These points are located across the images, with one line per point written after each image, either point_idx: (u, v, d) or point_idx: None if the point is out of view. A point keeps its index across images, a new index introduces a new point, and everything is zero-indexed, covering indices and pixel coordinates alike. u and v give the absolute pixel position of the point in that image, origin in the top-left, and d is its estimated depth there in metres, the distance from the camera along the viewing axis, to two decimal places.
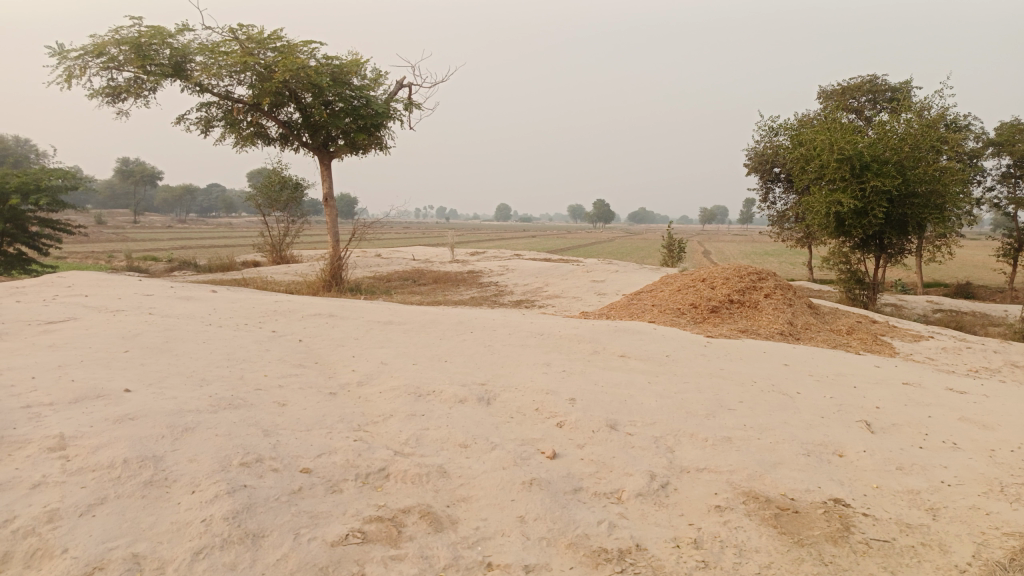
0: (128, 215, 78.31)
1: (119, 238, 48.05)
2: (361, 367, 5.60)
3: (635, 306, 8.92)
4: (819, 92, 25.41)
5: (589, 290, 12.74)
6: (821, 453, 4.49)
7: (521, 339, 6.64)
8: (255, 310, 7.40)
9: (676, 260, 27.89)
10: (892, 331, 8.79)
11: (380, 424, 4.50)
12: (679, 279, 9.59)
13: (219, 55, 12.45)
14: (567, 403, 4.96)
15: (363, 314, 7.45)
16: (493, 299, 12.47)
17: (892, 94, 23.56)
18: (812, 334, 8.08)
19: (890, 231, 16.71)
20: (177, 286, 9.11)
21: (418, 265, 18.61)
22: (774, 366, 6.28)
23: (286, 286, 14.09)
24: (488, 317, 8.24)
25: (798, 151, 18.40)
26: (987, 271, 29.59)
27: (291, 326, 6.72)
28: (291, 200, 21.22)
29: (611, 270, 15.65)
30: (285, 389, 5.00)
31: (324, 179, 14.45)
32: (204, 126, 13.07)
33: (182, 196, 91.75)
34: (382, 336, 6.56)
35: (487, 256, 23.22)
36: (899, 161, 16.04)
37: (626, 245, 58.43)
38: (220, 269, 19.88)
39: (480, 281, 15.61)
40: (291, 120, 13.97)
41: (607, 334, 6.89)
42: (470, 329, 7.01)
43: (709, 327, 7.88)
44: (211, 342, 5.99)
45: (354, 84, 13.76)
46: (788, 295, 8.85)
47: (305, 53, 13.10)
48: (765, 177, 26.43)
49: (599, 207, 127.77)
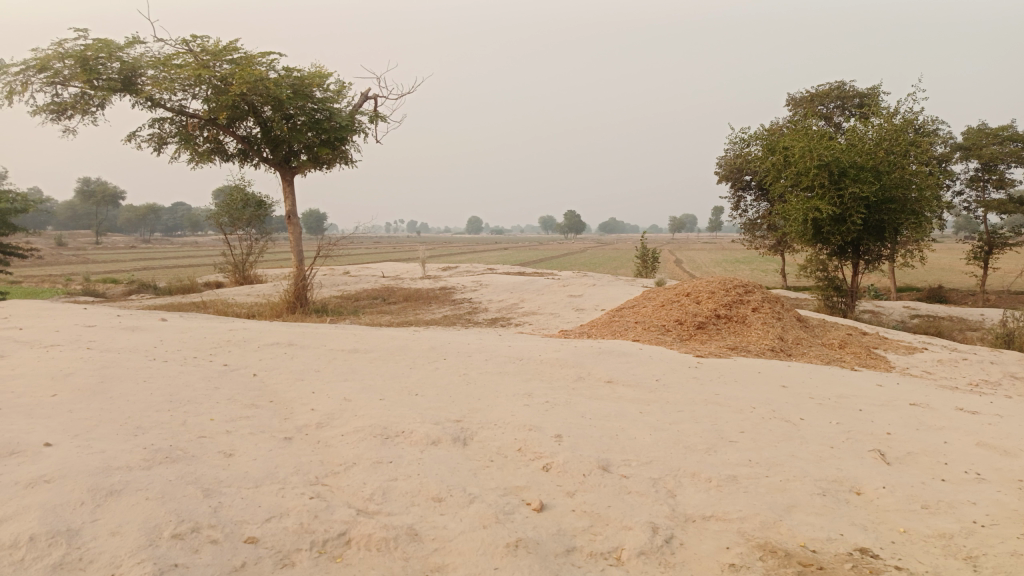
0: (90, 236, 76.44)
1: (80, 259, 46.84)
2: (321, 405, 5.03)
3: (616, 323, 8.45)
4: (787, 100, 25.39)
5: (567, 306, 12.26)
6: (838, 492, 4.03)
7: (498, 366, 6.13)
8: (208, 340, 6.80)
9: (650, 270, 27.62)
10: (885, 343, 8.42)
11: (341, 475, 3.94)
12: (662, 294, 9.15)
13: (172, 68, 11.81)
14: (552, 441, 4.44)
15: (326, 341, 6.88)
16: (467, 318, 11.94)
17: (861, 100, 23.55)
18: (804, 349, 7.67)
19: (867, 238, 16.53)
20: (125, 315, 8.43)
21: (388, 283, 17.99)
22: (772, 388, 5.84)
23: (248, 310, 13.39)
24: (463, 340, 7.69)
25: (772, 158, 18.20)
26: (958, 275, 29.67)
27: (246, 359, 6.13)
28: (255, 218, 20.49)
29: (588, 283, 15.21)
30: (233, 436, 4.41)
31: (287, 196, 13.82)
32: (157, 143, 12.37)
33: (146, 215, 89.89)
34: (346, 366, 6.01)
35: (459, 271, 22.66)
36: (875, 166, 15.88)
37: (597, 255, 58.45)
38: (181, 291, 19.09)
39: (453, 299, 15.07)
40: (250, 135, 13.32)
41: (591, 357, 6.40)
42: (444, 355, 6.48)
43: (696, 344, 7.44)
44: (152, 381, 5.37)
45: (316, 97, 13.19)
46: (777, 309, 8.44)
47: (263, 65, 12.51)
48: (737, 186, 26.30)
49: (570, 217, 127.91)
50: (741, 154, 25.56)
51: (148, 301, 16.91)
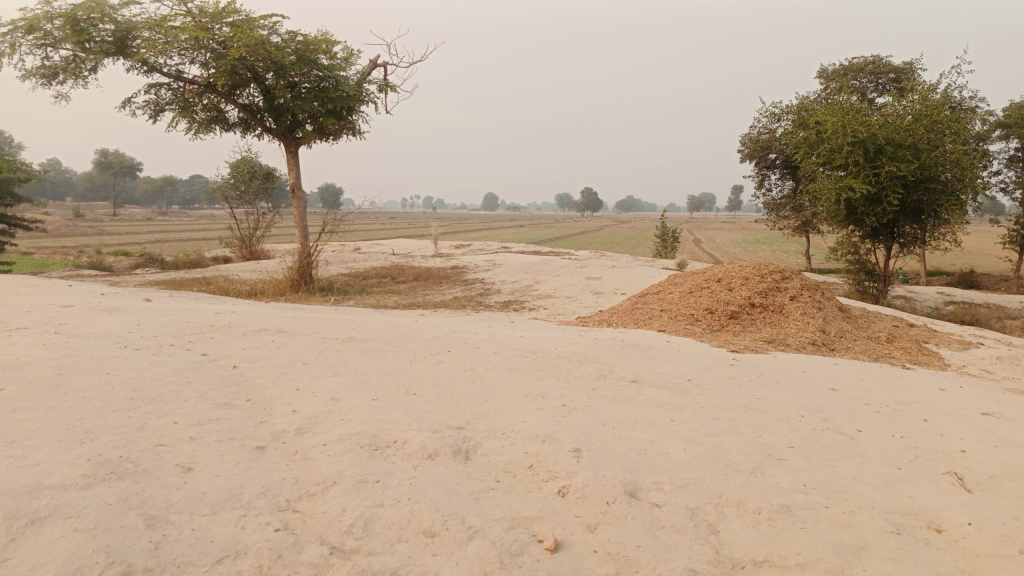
0: (107, 208, 76.50)
1: (95, 230, 46.55)
2: (305, 406, 4.39)
3: (640, 310, 7.75)
4: (818, 74, 24.37)
5: (584, 289, 11.55)
6: (915, 529, 3.32)
7: (508, 360, 5.45)
8: (190, 324, 6.16)
9: (669, 251, 26.79)
10: (935, 336, 7.64)
11: (317, 499, 3.29)
12: (690, 279, 8.40)
13: (169, 30, 11.13)
14: (570, 457, 3.77)
15: (318, 327, 6.22)
16: (478, 300, 11.26)
17: (896, 75, 22.52)
18: (848, 344, 6.92)
19: (904, 220, 15.64)
20: (109, 294, 7.82)
21: (398, 260, 17.34)
22: (819, 391, 5.13)
23: (249, 287, 12.78)
24: (471, 326, 7.00)
25: (802, 135, 17.29)
26: (990, 259, 28.59)
27: (228, 348, 5.50)
28: (262, 190, 19.88)
29: (607, 264, 14.48)
30: (197, 445, 3.77)
31: (291, 168, 13.15)
32: (154, 110, 11.70)
33: (163, 188, 89.70)
34: (338, 358, 5.36)
35: (471, 249, 21.96)
36: (915, 144, 14.98)
37: (614, 233, 57.56)
38: (186, 266, 18.55)
39: (464, 278, 14.38)
40: (253, 103, 12.63)
41: (613, 351, 5.71)
42: (448, 345, 5.81)
43: (729, 337, 6.72)
44: (117, 374, 4.73)
45: (321, 63, 12.47)
46: (817, 297, 7.67)
47: (265, 28, 11.80)
48: (761, 164, 25.35)
49: (588, 195, 126.54)
50: (767, 131, 24.56)
51: (151, 276, 16.39)
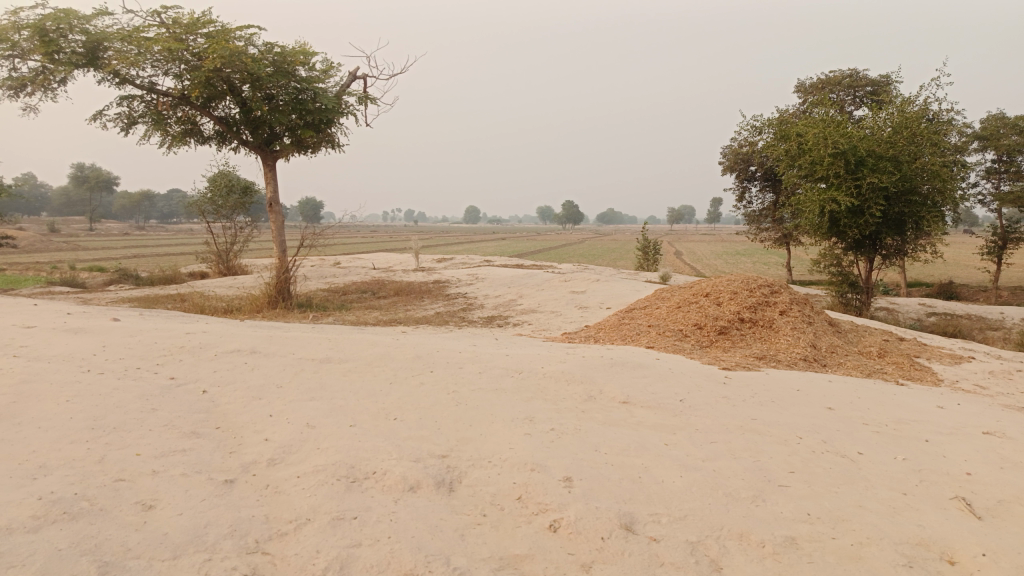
0: (82, 223, 75.32)
1: (70, 246, 45.68)
2: (278, 434, 4.13)
3: (627, 325, 7.56)
4: (797, 87, 24.53)
5: (568, 303, 11.36)
6: (927, 562, 3.12)
7: (493, 380, 5.22)
8: (158, 345, 5.86)
9: (652, 264, 26.71)
10: (926, 351, 7.52)
11: (289, 539, 3.03)
12: (678, 293, 8.24)
13: (141, 41, 10.84)
14: (560, 488, 3.54)
15: (295, 347, 5.96)
16: (461, 315, 11.02)
17: (874, 88, 22.70)
18: (840, 360, 6.77)
19: (886, 231, 15.64)
20: (75, 313, 7.49)
21: (378, 275, 17.06)
22: (816, 411, 4.95)
23: (225, 304, 12.44)
24: (453, 344, 6.77)
25: (784, 147, 17.29)
26: (968, 270, 28.83)
27: (198, 372, 5.21)
28: (240, 205, 19.54)
29: (591, 278, 14.30)
30: (160, 480, 3.49)
31: (268, 181, 12.87)
32: (126, 122, 11.39)
33: (140, 202, 88.56)
34: (314, 381, 5.10)
35: (453, 263, 21.71)
36: (896, 156, 15.00)
37: (596, 246, 57.59)
38: (161, 282, 18.12)
39: (446, 293, 14.13)
40: (229, 115, 12.36)
41: (602, 370, 5.49)
42: (430, 365, 5.57)
43: (719, 353, 6.55)
44: (76, 401, 4.44)
45: (299, 75, 12.24)
46: (807, 312, 7.53)
47: (241, 39, 11.55)
48: (742, 176, 25.41)
49: (569, 208, 126.82)
50: (748, 143, 24.62)
51: (124, 293, 15.96)
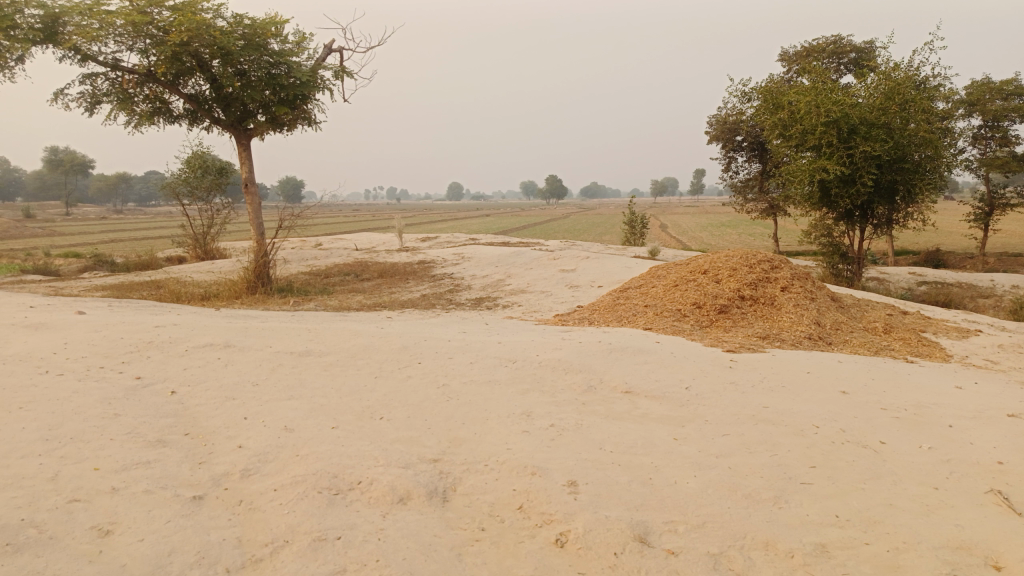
0: (58, 208, 73.87)
1: (45, 232, 44.60)
2: (252, 440, 3.77)
3: (622, 306, 7.23)
4: (781, 56, 24.12)
5: (558, 282, 11.00)
6: (973, 569, 2.82)
7: (486, 371, 4.87)
8: (124, 340, 5.45)
9: (639, 237, 26.38)
10: (930, 324, 7.26)
11: (264, 567, 2.68)
12: (674, 271, 7.91)
13: (102, 14, 10.24)
14: (565, 495, 3.21)
15: (272, 340, 5.57)
16: (448, 297, 10.64)
17: (858, 55, 22.34)
18: (845, 337, 6.48)
19: (878, 200, 15.37)
20: (37, 307, 7.02)
21: (360, 256, 16.62)
22: (830, 396, 4.65)
23: (203, 290, 11.98)
24: (442, 331, 6.39)
25: (773, 116, 16.93)
26: (954, 237, 28.75)
27: (166, 371, 4.82)
28: (216, 186, 18.91)
29: (580, 254, 13.95)
30: (119, 499, 3.12)
31: (243, 161, 12.36)
32: (90, 102, 10.81)
33: (116, 186, 86.85)
34: (292, 377, 4.72)
35: (437, 241, 21.24)
36: (888, 123, 14.69)
37: (581, 220, 57.22)
38: (136, 268, 17.55)
39: (431, 273, 13.73)
40: (199, 93, 11.79)
41: (600, 356, 5.16)
42: (417, 355, 5.20)
43: (720, 334, 6.24)
44: (29, 407, 4.04)
45: (272, 48, 11.71)
46: (809, 287, 7.23)
47: (209, 11, 11.00)
48: (728, 147, 25.06)
49: (552, 183, 126.07)
50: (734, 113, 24.23)
51: (98, 281, 15.40)
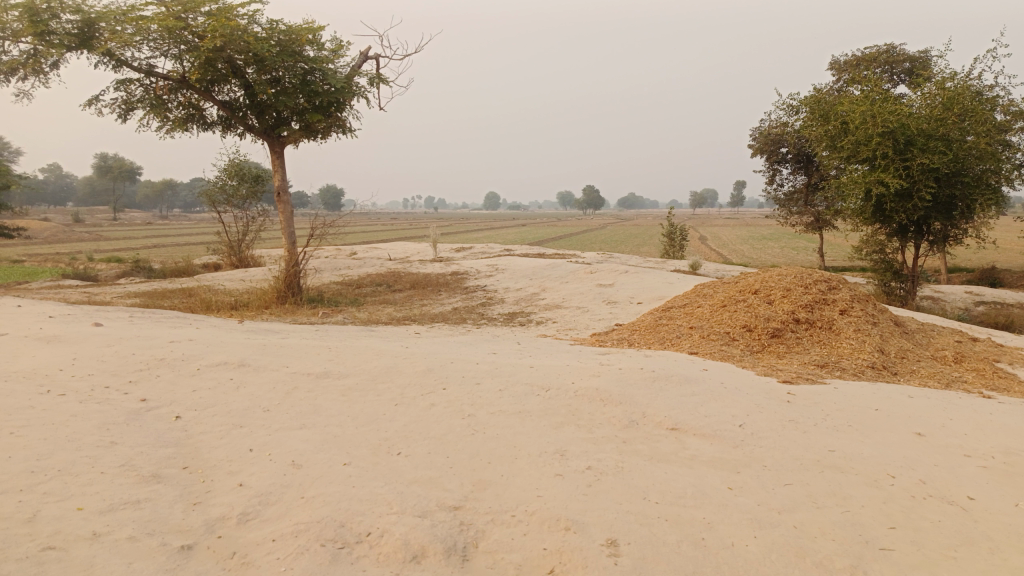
0: (106, 213, 75.59)
1: (91, 236, 45.46)
2: (256, 477, 3.40)
3: (665, 327, 6.75)
4: (830, 65, 23.37)
5: (596, 297, 10.54)
6: None
7: (517, 399, 4.45)
8: (135, 356, 5.14)
9: (678, 250, 25.72)
10: (1005, 353, 6.63)
11: None
12: (721, 290, 7.40)
13: (137, 20, 10.12)
14: (604, 558, 2.76)
15: (290, 358, 5.21)
16: (480, 311, 10.24)
17: (912, 65, 21.52)
18: (911, 367, 5.91)
19: (936, 216, 14.54)
20: (56, 317, 6.79)
21: (393, 266, 16.35)
22: (904, 438, 4.12)
23: (233, 300, 11.78)
24: (471, 351, 5.99)
25: (822, 127, 16.26)
26: (1011, 254, 27.47)
27: (174, 394, 4.48)
28: (252, 194, 18.86)
29: (619, 268, 13.46)
30: (98, 546, 2.75)
31: (276, 169, 12.16)
32: (123, 108, 10.69)
33: (162, 192, 88.65)
34: (308, 403, 4.36)
35: (472, 252, 20.91)
36: (946, 134, 13.94)
37: (619, 231, 56.57)
38: (172, 275, 17.53)
39: (464, 286, 13.35)
40: (233, 100, 11.64)
41: (642, 385, 4.69)
42: (443, 380, 4.80)
43: (773, 361, 5.73)
44: (21, 433, 3.73)
45: (307, 55, 11.49)
46: (869, 311, 6.66)
47: (244, 17, 10.82)
48: (772, 159, 24.34)
49: (589, 194, 125.32)
50: (779, 124, 23.51)
51: (132, 288, 15.36)
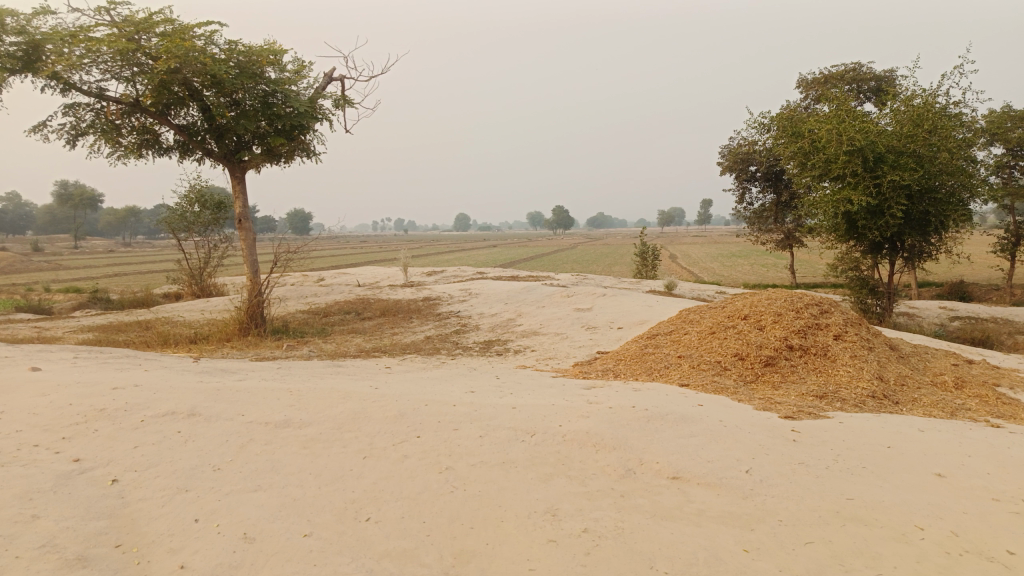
0: (67, 242, 73.63)
1: (50, 265, 44.08)
2: (200, 555, 2.90)
3: (652, 357, 6.39)
4: (797, 84, 23.54)
5: (574, 323, 10.16)
6: None
7: (500, 448, 4.01)
8: (73, 407, 4.60)
9: (651, 270, 25.54)
10: (1004, 376, 6.36)
11: None
12: (708, 316, 7.07)
13: (85, 41, 9.59)
14: None
15: (247, 405, 4.71)
16: (454, 340, 9.77)
17: (878, 83, 21.74)
18: (912, 394, 5.60)
19: (909, 232, 14.45)
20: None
21: (362, 293, 15.81)
22: (925, 481, 3.76)
23: (192, 333, 11.16)
24: (447, 388, 5.54)
25: (793, 145, 16.20)
26: (978, 269, 27.74)
27: (113, 452, 3.96)
28: (214, 221, 18.24)
29: (595, 292, 13.09)
30: None
31: (236, 195, 11.63)
32: (72, 134, 10.10)
33: (125, 220, 86.71)
34: (265, 459, 3.87)
35: (444, 276, 20.46)
36: (917, 151, 13.89)
37: (590, 251, 56.48)
38: (130, 307, 16.78)
39: (437, 312, 12.91)
40: (190, 124, 11.12)
41: (635, 427, 4.29)
42: (417, 426, 4.35)
43: (770, 392, 5.38)
44: None
45: (268, 77, 11.04)
46: (864, 335, 6.37)
47: (201, 37, 10.36)
48: (741, 177, 24.36)
49: (559, 215, 125.86)
50: (747, 142, 23.62)
51: (86, 321, 14.60)
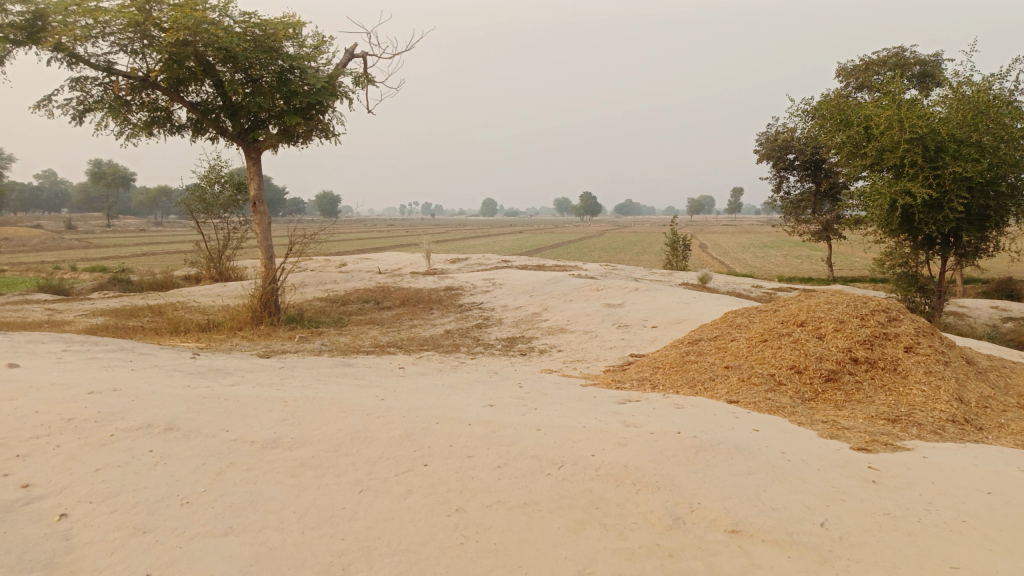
0: (99, 219, 74.42)
1: (81, 244, 44.19)
2: None
3: (694, 365, 5.71)
4: (837, 70, 22.42)
5: (604, 320, 9.47)
6: None
7: (521, 483, 3.37)
8: (37, 417, 4.04)
9: (682, 261, 24.64)
10: None
11: None
12: (758, 321, 6.37)
13: (92, 12, 9.04)
14: None
15: (234, 419, 4.12)
16: (475, 335, 9.14)
17: (923, 68, 20.60)
18: (997, 418, 4.85)
19: (968, 227, 13.50)
20: None
21: (382, 280, 15.26)
22: None
23: (203, 320, 10.66)
24: (463, 399, 4.91)
25: (839, 133, 15.25)
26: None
27: (69, 476, 3.38)
28: (233, 203, 17.75)
29: (626, 284, 12.36)
30: None
31: (251, 176, 11.07)
32: (78, 110, 9.59)
33: (156, 200, 87.37)
34: (244, 491, 3.27)
35: (468, 263, 19.84)
36: (978, 140, 12.91)
37: (617, 239, 55.50)
38: (148, 290, 16.39)
39: (459, 303, 12.29)
40: (204, 101, 10.57)
41: (683, 459, 3.62)
42: (426, 452, 3.72)
43: (833, 413, 4.68)
44: None
45: (285, 52, 10.42)
46: (936, 348, 5.62)
47: (214, 8, 9.76)
48: (778, 166, 23.31)
49: (586, 201, 124.75)
50: (785, 130, 22.68)
51: (100, 304, 14.20)
